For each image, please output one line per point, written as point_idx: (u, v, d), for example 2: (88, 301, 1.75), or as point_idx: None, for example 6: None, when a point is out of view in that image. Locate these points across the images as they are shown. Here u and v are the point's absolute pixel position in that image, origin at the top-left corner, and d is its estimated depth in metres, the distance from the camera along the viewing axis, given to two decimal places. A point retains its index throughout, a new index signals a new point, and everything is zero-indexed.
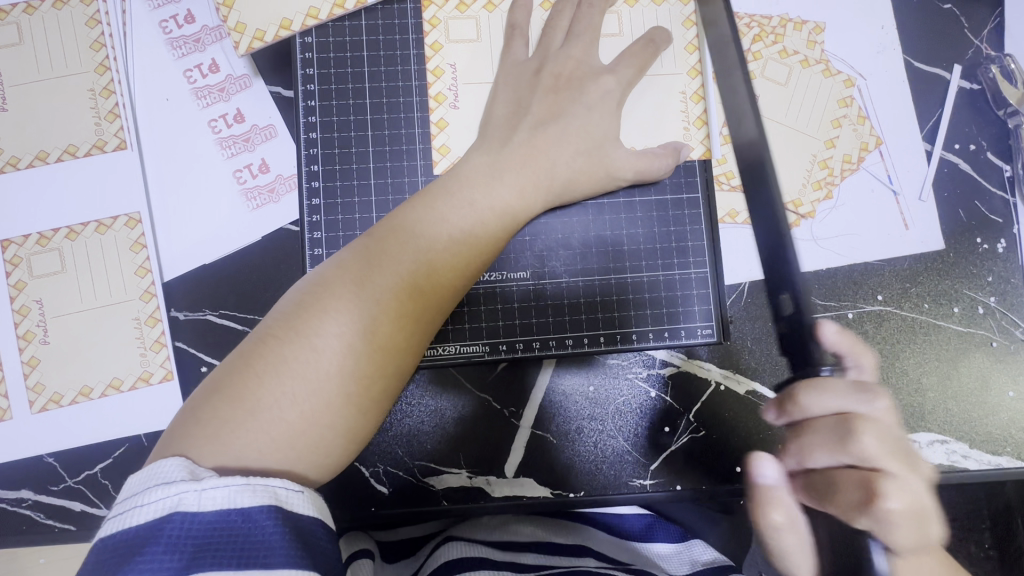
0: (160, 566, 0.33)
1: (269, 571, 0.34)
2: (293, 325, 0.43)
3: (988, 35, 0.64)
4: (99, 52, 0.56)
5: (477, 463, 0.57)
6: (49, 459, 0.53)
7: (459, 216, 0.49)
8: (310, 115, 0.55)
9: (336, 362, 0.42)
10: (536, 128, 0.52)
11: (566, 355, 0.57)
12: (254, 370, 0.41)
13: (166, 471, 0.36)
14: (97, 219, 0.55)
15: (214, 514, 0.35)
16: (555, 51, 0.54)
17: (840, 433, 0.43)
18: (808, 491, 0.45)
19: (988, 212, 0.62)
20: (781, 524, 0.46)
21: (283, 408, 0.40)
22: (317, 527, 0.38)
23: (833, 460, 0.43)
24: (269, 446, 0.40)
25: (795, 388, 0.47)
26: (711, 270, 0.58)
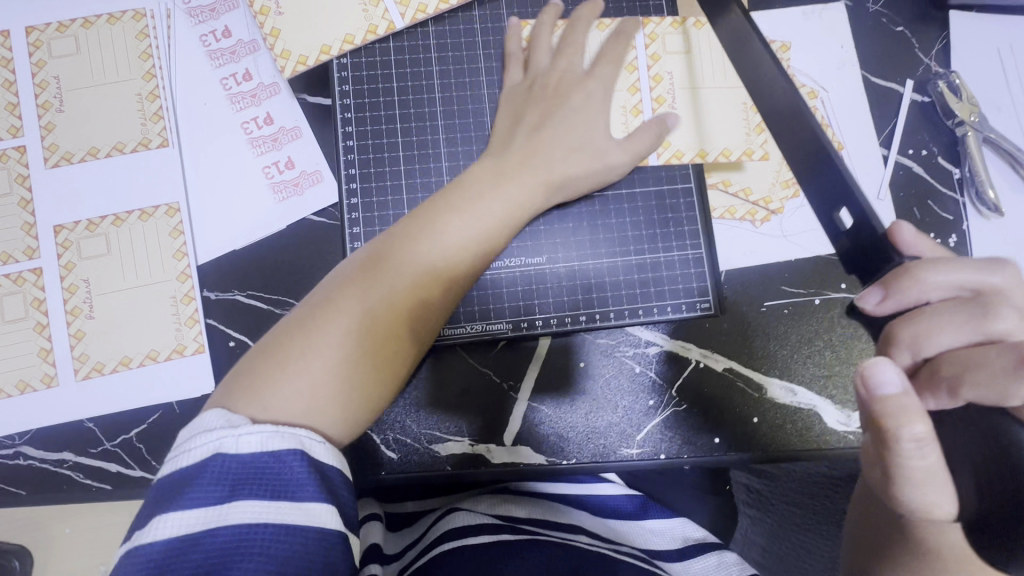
0: (208, 495, 0.40)
1: (298, 504, 0.41)
2: (335, 300, 0.49)
3: (936, 54, 0.72)
4: (146, 62, 0.63)
5: (478, 431, 0.62)
6: (88, 424, 0.58)
7: (481, 208, 0.55)
8: (347, 125, 0.62)
9: (381, 324, 0.49)
10: (531, 135, 0.59)
11: (569, 334, 0.63)
12: (315, 340, 0.48)
13: (210, 420, 0.43)
14: (140, 208, 0.61)
15: (251, 455, 0.42)
16: (543, 70, 0.61)
17: (978, 311, 0.48)
18: (935, 387, 0.47)
19: (940, 210, 0.69)
20: (923, 437, 0.42)
21: (331, 371, 0.47)
22: (337, 475, 0.44)
23: (963, 339, 0.49)
24: (324, 395, 0.46)
25: (912, 267, 0.52)
26: (706, 252, 0.65)
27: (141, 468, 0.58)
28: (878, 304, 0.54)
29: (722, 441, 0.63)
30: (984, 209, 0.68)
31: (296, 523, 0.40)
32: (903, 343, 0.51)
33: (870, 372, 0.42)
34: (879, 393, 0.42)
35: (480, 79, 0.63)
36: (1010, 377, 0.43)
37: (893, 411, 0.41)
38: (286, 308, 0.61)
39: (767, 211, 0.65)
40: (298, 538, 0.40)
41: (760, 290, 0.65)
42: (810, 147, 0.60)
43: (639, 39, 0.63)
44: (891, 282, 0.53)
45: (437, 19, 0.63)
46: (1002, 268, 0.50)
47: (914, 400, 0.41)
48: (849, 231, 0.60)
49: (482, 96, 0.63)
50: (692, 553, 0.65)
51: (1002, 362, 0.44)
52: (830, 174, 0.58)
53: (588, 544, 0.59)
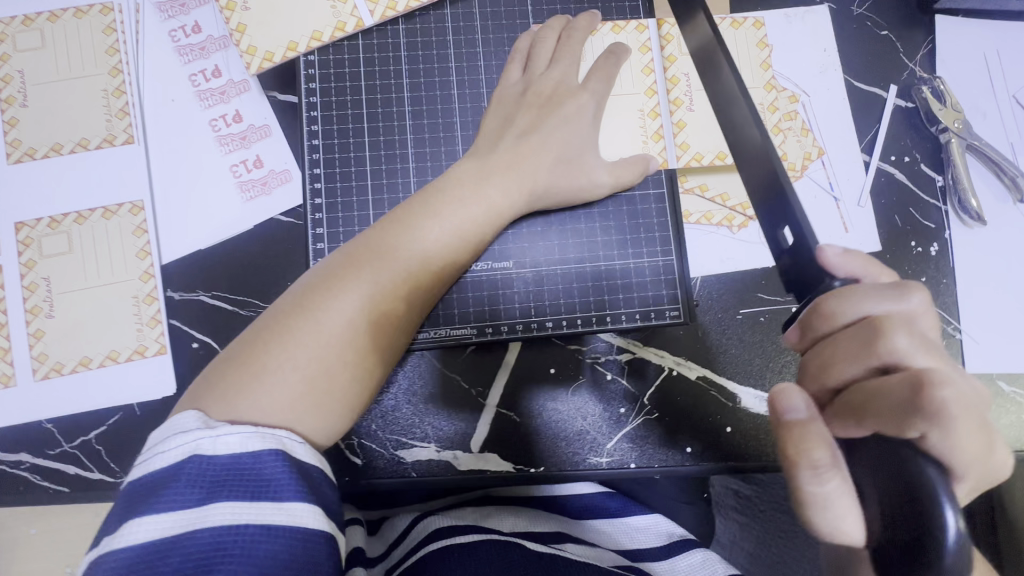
0: (184, 498, 0.39)
1: (279, 503, 0.40)
2: (298, 305, 0.48)
3: (921, 59, 0.70)
4: (113, 57, 0.62)
5: (446, 438, 0.61)
6: (47, 425, 0.57)
7: (451, 214, 0.53)
8: (312, 124, 0.61)
9: (340, 334, 0.46)
10: (520, 139, 0.57)
11: (535, 339, 0.62)
12: (264, 348, 0.46)
13: (184, 421, 0.42)
14: (103, 206, 0.60)
15: (230, 456, 0.41)
16: (538, 75, 0.60)
17: (867, 339, 0.39)
18: (843, 417, 0.40)
19: (921, 218, 0.68)
20: (823, 464, 0.37)
21: (284, 377, 0.45)
22: (318, 474, 0.44)
23: (862, 368, 0.40)
24: (270, 405, 0.44)
25: (819, 300, 0.41)
26: (677, 259, 0.63)
27: (100, 470, 0.57)
28: (802, 342, 0.43)
29: (694, 450, 0.62)
30: (967, 218, 0.67)
31: (278, 522, 0.39)
32: (811, 373, 0.43)
33: (776, 395, 0.39)
34: (785, 418, 0.38)
35: (450, 79, 0.62)
36: (906, 412, 0.37)
37: (804, 438, 0.38)
38: (251, 309, 0.60)
39: (744, 217, 0.64)
40: (281, 538, 0.39)
41: (734, 298, 0.64)
42: (766, 174, 0.48)
43: (648, 55, 0.63)
44: (810, 317, 0.42)
45: (408, 17, 0.62)
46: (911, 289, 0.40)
47: (821, 428, 0.38)
48: (788, 251, 0.47)
49: (451, 97, 0.62)
50: (678, 550, 0.63)
51: (898, 394, 0.37)
52: (773, 196, 0.47)
53: (578, 557, 0.58)
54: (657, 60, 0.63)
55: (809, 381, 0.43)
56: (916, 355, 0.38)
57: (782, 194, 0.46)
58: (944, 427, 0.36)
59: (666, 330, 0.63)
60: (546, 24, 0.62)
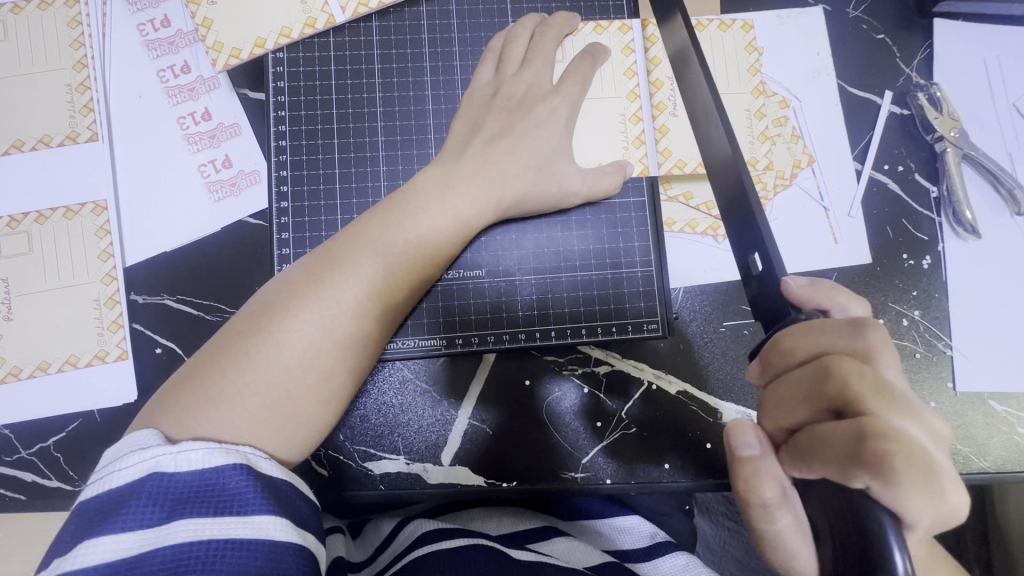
0: (142, 517, 0.37)
1: (245, 518, 0.38)
2: (254, 319, 0.46)
3: (918, 65, 0.68)
4: (77, 51, 0.60)
5: (415, 451, 0.59)
6: (5, 431, 0.56)
7: (415, 221, 0.52)
8: (280, 124, 0.58)
9: (292, 348, 0.45)
10: (489, 143, 0.55)
11: (508, 350, 0.60)
12: (218, 361, 0.44)
13: (142, 439, 0.40)
14: (65, 205, 0.58)
15: (190, 473, 0.39)
16: (510, 77, 0.57)
17: (817, 379, 0.38)
18: (795, 459, 0.39)
19: (914, 230, 0.66)
20: (772, 501, 0.41)
21: (233, 391, 0.43)
22: (288, 487, 0.42)
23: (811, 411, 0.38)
24: (220, 421, 0.42)
25: (774, 337, 0.40)
26: (658, 270, 0.61)
27: (59, 478, 0.56)
28: (761, 379, 0.42)
29: (672, 467, 0.60)
30: (961, 230, 0.65)
31: (244, 537, 0.37)
32: (766, 411, 0.41)
33: (733, 433, 0.43)
34: (739, 454, 0.42)
35: (424, 80, 0.60)
36: (850, 461, 0.35)
37: (755, 475, 0.41)
38: (216, 314, 0.58)
39: None
40: (246, 553, 0.37)
41: (718, 310, 0.62)
42: (734, 187, 0.46)
43: (631, 57, 0.60)
44: (767, 355, 0.41)
45: (381, 14, 0.60)
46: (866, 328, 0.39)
47: (771, 465, 0.41)
48: (756, 277, 0.46)
49: (425, 97, 0.59)
50: (660, 551, 0.60)
51: (843, 443, 0.35)
52: (741, 215, 0.46)
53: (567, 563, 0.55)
54: (640, 63, 0.60)
55: (764, 419, 0.43)
56: (869, 400, 0.36)
57: (749, 209, 0.45)
58: (889, 479, 0.34)
59: (644, 343, 0.61)
60: (521, 22, 0.59)
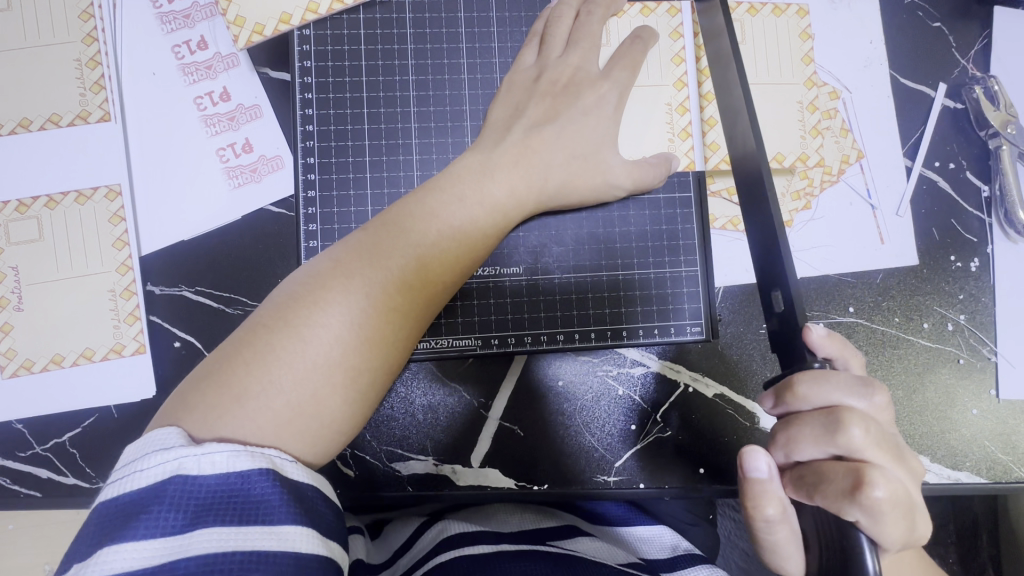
0: (162, 525, 0.34)
1: (271, 528, 0.35)
2: (282, 314, 0.43)
3: (974, 56, 0.64)
4: (87, 23, 0.56)
5: (445, 452, 0.57)
6: (18, 425, 0.54)
7: (451, 211, 0.49)
8: (306, 107, 0.55)
9: (325, 349, 0.42)
10: (530, 131, 0.52)
11: (542, 351, 0.58)
12: (245, 360, 0.42)
13: (163, 438, 0.37)
14: (77, 189, 0.55)
15: (214, 478, 0.36)
16: (554, 60, 0.54)
17: (827, 424, 0.38)
18: (797, 485, 0.40)
19: (963, 231, 0.63)
20: (774, 519, 0.40)
21: (264, 393, 0.41)
22: (314, 493, 0.39)
23: (820, 451, 0.39)
24: (251, 427, 0.40)
25: (793, 377, 0.40)
26: (702, 269, 0.58)
27: (75, 475, 0.53)
28: (773, 410, 0.41)
29: (708, 472, 0.58)
30: (1011, 231, 0.62)
31: (269, 550, 0.35)
32: (776, 442, 0.41)
33: (744, 455, 0.40)
34: (748, 476, 0.40)
35: (460, 62, 0.56)
36: (846, 500, 0.37)
37: (757, 495, 0.40)
38: (237, 307, 0.55)
39: None
40: (271, 566, 0.34)
41: (757, 311, 0.59)
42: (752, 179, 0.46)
43: (679, 42, 0.57)
44: (783, 389, 0.40)
45: None
46: (873, 390, 0.39)
47: (777, 487, 0.39)
48: (776, 314, 0.45)
49: (461, 81, 0.56)
50: (681, 563, 0.55)
51: (841, 482, 0.37)
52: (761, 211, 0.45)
53: (593, 556, 0.53)
54: (689, 48, 0.57)
55: (773, 448, 0.42)
56: (868, 449, 0.38)
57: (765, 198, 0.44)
58: (876, 517, 0.36)
59: (685, 345, 0.59)
60: (565, 0, 0.55)
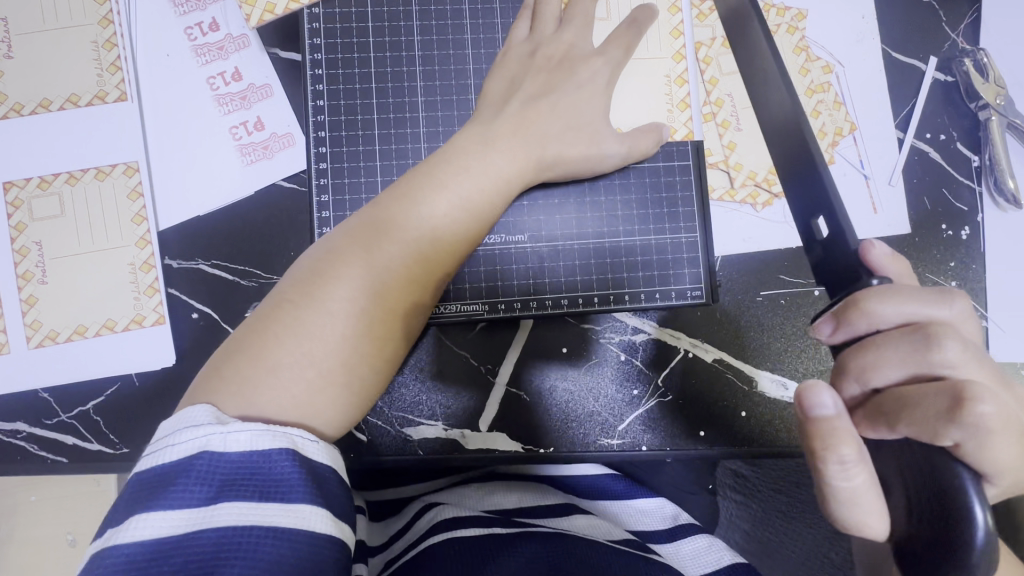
0: (190, 497, 0.36)
1: (288, 506, 0.37)
2: (301, 280, 0.45)
3: (964, 29, 0.66)
4: (102, 5, 0.58)
5: (455, 416, 0.59)
6: (44, 394, 0.56)
7: (457, 180, 0.51)
8: (316, 83, 0.57)
9: (341, 312, 0.44)
10: (529, 103, 0.54)
11: (545, 317, 0.60)
12: (268, 321, 0.44)
13: (194, 415, 0.39)
14: (96, 166, 0.57)
15: (239, 455, 0.38)
16: (547, 38, 0.56)
17: (915, 342, 0.36)
18: (875, 416, 0.37)
19: (954, 200, 0.65)
20: (849, 459, 0.35)
21: (283, 352, 0.43)
22: (329, 474, 0.41)
23: (906, 372, 0.36)
24: (273, 383, 0.42)
25: (859, 294, 0.38)
26: (701, 236, 0.60)
27: (99, 441, 0.56)
28: (833, 337, 0.40)
29: (708, 434, 0.60)
30: (1001, 200, 0.64)
31: (286, 527, 0.37)
32: (847, 373, 0.39)
33: (805, 391, 0.36)
34: (812, 414, 0.35)
35: (465, 38, 0.58)
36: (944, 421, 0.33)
37: (832, 434, 0.35)
38: (253, 279, 0.57)
39: (769, 194, 0.62)
40: (288, 544, 0.37)
41: (755, 278, 0.61)
42: (796, 148, 0.47)
43: (677, 16, 0.60)
44: (848, 309, 0.38)
45: None
46: (952, 299, 0.37)
47: (849, 424, 0.35)
48: (819, 241, 0.45)
49: (465, 57, 0.58)
50: (682, 534, 0.60)
51: (935, 403, 0.34)
52: (803, 176, 0.46)
53: (585, 534, 0.55)
54: (686, 22, 0.60)
55: (844, 381, 0.39)
56: (966, 366, 0.35)
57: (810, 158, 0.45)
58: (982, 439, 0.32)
59: (685, 310, 0.61)
60: None
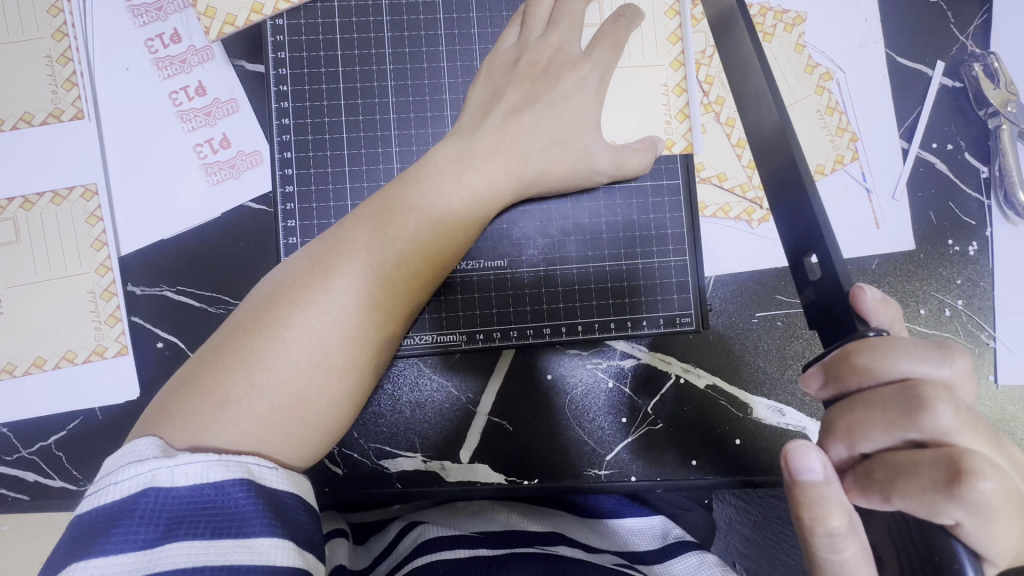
0: (134, 539, 0.33)
1: (245, 540, 0.34)
2: (260, 315, 0.42)
3: (974, 32, 0.62)
4: (55, 18, 0.55)
5: (434, 448, 0.57)
6: (3, 429, 0.53)
7: (427, 202, 0.48)
8: (281, 100, 0.54)
9: (302, 350, 0.41)
10: (510, 116, 0.51)
11: (527, 346, 0.57)
12: (222, 361, 0.41)
13: (139, 449, 0.37)
14: (52, 190, 0.54)
15: (188, 489, 0.35)
16: (534, 41, 0.52)
17: (905, 405, 0.33)
18: (866, 485, 0.34)
19: (961, 215, 0.61)
20: (838, 531, 0.33)
21: (236, 395, 0.40)
22: (293, 502, 0.38)
23: (896, 439, 0.33)
24: (226, 429, 0.39)
25: (850, 348, 0.35)
26: (691, 258, 0.57)
27: (61, 478, 0.53)
28: (822, 392, 0.37)
29: (700, 463, 0.57)
30: (1011, 214, 0.60)
31: (242, 563, 0.34)
32: (834, 431, 0.35)
33: (791, 453, 0.33)
34: (799, 478, 0.33)
35: (439, 50, 0.54)
36: (942, 497, 0.31)
37: (818, 501, 0.33)
38: (220, 307, 0.54)
39: (765, 210, 0.58)
40: None
41: (750, 299, 0.58)
42: (782, 164, 0.44)
43: (676, 19, 0.56)
44: (837, 364, 0.36)
45: None
46: (953, 356, 0.34)
47: (837, 491, 0.33)
48: (812, 282, 0.42)
49: (440, 69, 0.54)
50: (673, 551, 0.55)
51: (931, 475, 0.31)
52: (793, 201, 0.43)
53: (575, 553, 0.51)
54: (685, 26, 0.56)
55: (830, 442, 0.36)
56: (962, 433, 0.32)
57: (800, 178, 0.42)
58: (983, 516, 0.30)
59: (677, 337, 0.58)
60: None
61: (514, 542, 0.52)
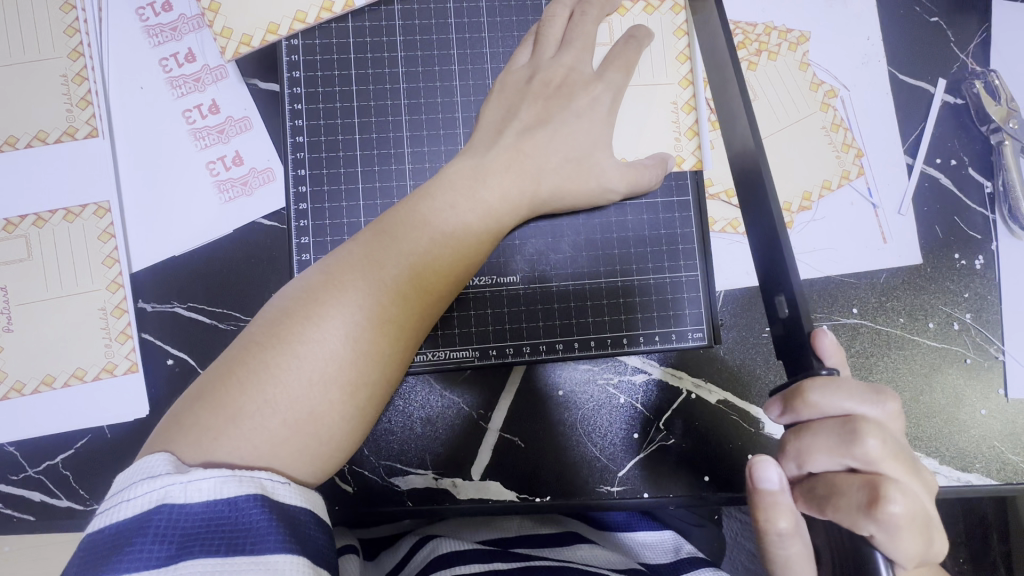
0: (147, 557, 0.33)
1: (259, 557, 0.34)
2: (274, 331, 0.42)
3: (974, 50, 0.63)
4: (72, 38, 0.55)
5: (445, 465, 0.56)
6: (10, 448, 0.53)
7: (440, 217, 0.48)
8: (296, 118, 0.54)
9: (317, 367, 0.41)
10: (523, 134, 0.51)
11: (538, 362, 0.57)
12: (236, 377, 0.41)
13: (152, 465, 0.36)
14: (65, 207, 0.54)
15: (201, 506, 0.35)
16: (546, 61, 0.53)
17: (843, 436, 0.36)
18: (808, 497, 0.38)
19: (968, 228, 0.62)
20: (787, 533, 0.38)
21: (250, 412, 0.40)
22: (307, 517, 0.38)
23: (834, 463, 0.37)
24: (239, 446, 0.39)
25: (805, 383, 0.38)
26: (702, 275, 0.57)
27: (68, 497, 0.52)
28: (780, 419, 0.39)
29: (712, 480, 0.57)
30: (1016, 227, 0.61)
31: None
32: (786, 453, 0.39)
33: (754, 464, 0.37)
34: (758, 485, 0.37)
35: (452, 69, 0.55)
36: (861, 514, 0.35)
37: (771, 507, 0.37)
38: (231, 323, 0.54)
39: None
40: None
41: (760, 313, 0.58)
42: (751, 176, 0.44)
43: (684, 39, 0.57)
44: (794, 395, 0.38)
45: None
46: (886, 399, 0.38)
47: (788, 499, 0.37)
48: (781, 319, 0.43)
49: (453, 88, 0.55)
50: (686, 566, 0.53)
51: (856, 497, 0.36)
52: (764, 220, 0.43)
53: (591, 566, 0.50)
54: (693, 46, 0.57)
55: (782, 459, 0.39)
56: (886, 462, 0.36)
57: (765, 196, 0.43)
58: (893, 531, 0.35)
59: (689, 352, 0.58)
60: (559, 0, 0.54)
61: (529, 554, 0.52)
